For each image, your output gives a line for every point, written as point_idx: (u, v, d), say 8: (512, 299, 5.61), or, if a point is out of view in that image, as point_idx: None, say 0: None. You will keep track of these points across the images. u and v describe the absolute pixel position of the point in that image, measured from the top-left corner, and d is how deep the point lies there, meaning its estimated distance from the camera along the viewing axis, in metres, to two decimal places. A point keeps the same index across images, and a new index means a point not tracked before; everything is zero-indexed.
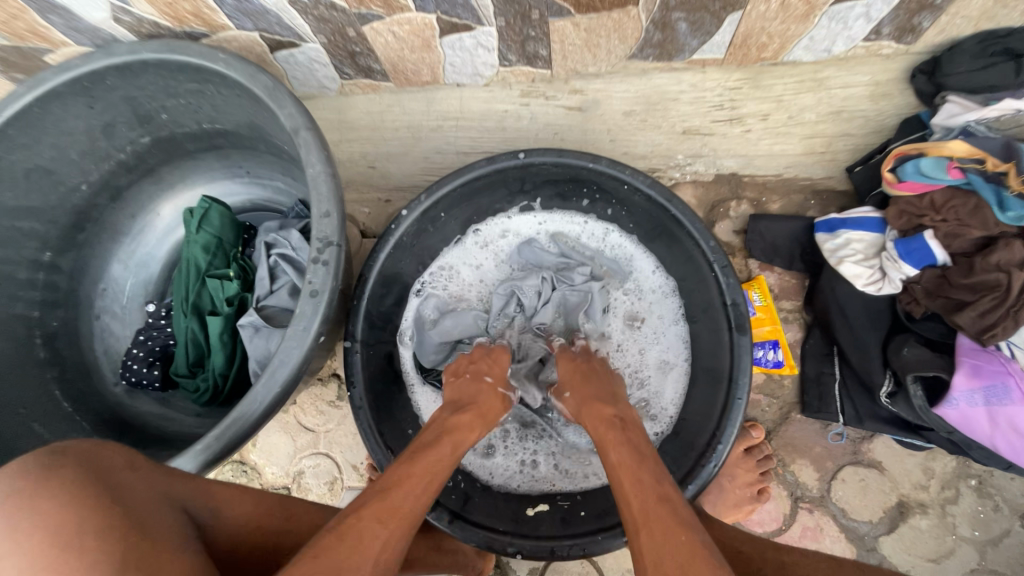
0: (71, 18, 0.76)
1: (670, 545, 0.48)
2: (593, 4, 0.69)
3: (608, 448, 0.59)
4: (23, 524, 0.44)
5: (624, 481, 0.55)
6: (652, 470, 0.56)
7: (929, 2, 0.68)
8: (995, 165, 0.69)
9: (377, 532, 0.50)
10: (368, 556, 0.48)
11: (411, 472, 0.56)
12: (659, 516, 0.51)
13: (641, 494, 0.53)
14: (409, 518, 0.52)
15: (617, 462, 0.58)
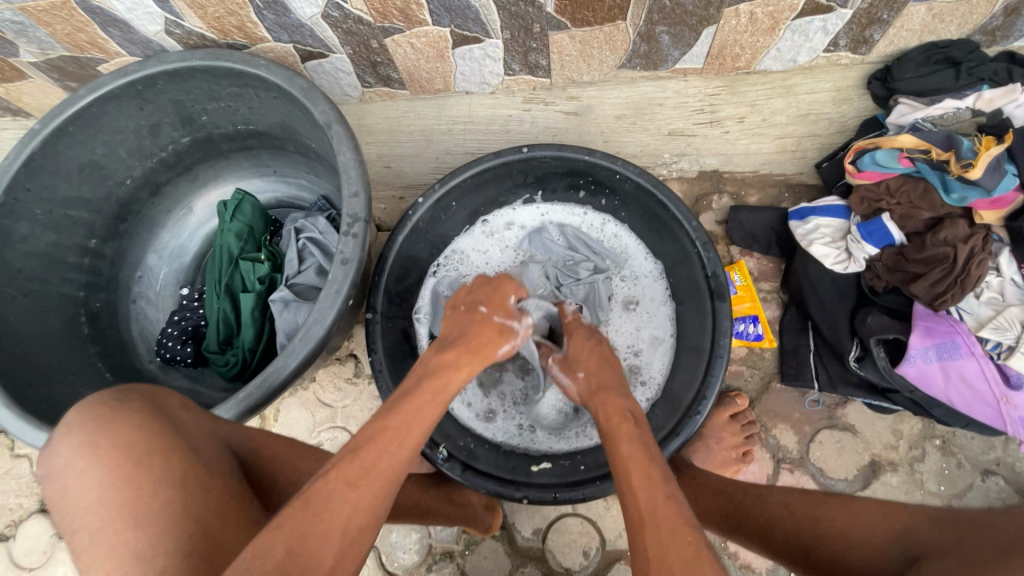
0: (128, 31, 0.85)
1: (676, 544, 0.48)
2: (587, 20, 0.80)
3: (618, 441, 0.59)
4: (102, 441, 0.48)
5: (631, 474, 0.55)
6: (660, 468, 0.55)
7: (876, 17, 0.79)
8: (939, 154, 0.78)
9: (344, 498, 0.49)
10: (337, 524, 0.48)
11: (381, 437, 0.54)
12: (666, 512, 0.50)
13: (649, 489, 0.53)
14: (379, 479, 0.51)
15: (628, 456, 0.56)
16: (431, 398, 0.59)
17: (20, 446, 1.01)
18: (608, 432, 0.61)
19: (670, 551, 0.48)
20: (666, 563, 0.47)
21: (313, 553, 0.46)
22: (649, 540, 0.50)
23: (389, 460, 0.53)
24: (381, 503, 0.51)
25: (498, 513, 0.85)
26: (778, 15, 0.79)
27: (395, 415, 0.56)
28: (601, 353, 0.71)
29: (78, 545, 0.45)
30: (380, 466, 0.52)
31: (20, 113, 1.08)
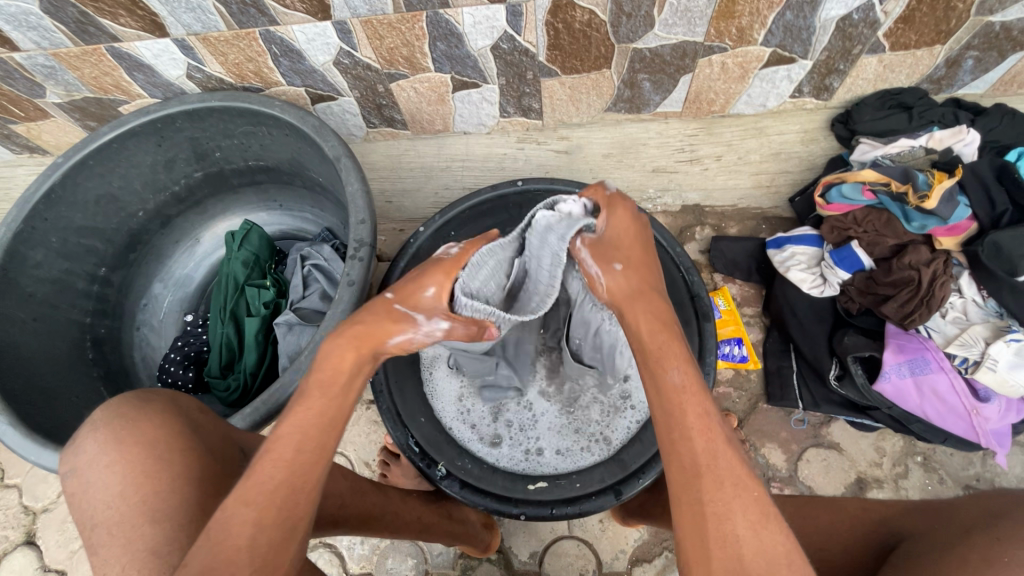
0: (152, 74, 0.90)
1: (740, 501, 0.46)
2: (576, 67, 0.88)
3: (668, 368, 0.52)
4: (126, 440, 0.55)
5: (687, 416, 0.50)
6: (714, 407, 0.51)
7: (834, 68, 0.89)
8: (898, 187, 0.86)
9: (246, 517, 0.48)
10: (241, 548, 0.47)
11: (274, 450, 0.51)
12: (728, 464, 0.47)
13: (707, 434, 0.49)
14: (277, 494, 0.49)
15: (680, 387, 0.51)
16: (342, 391, 0.55)
17: (11, 476, 1.00)
18: (655, 357, 0.53)
19: (733, 506, 0.46)
20: (729, 522, 0.45)
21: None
22: (705, 496, 0.47)
23: (287, 471, 0.50)
24: (289, 515, 0.49)
25: (497, 532, 0.89)
26: (747, 65, 0.88)
27: (296, 424, 0.52)
28: (645, 238, 0.61)
29: (98, 538, 0.52)
30: (276, 480, 0.49)
31: (38, 150, 1.13)
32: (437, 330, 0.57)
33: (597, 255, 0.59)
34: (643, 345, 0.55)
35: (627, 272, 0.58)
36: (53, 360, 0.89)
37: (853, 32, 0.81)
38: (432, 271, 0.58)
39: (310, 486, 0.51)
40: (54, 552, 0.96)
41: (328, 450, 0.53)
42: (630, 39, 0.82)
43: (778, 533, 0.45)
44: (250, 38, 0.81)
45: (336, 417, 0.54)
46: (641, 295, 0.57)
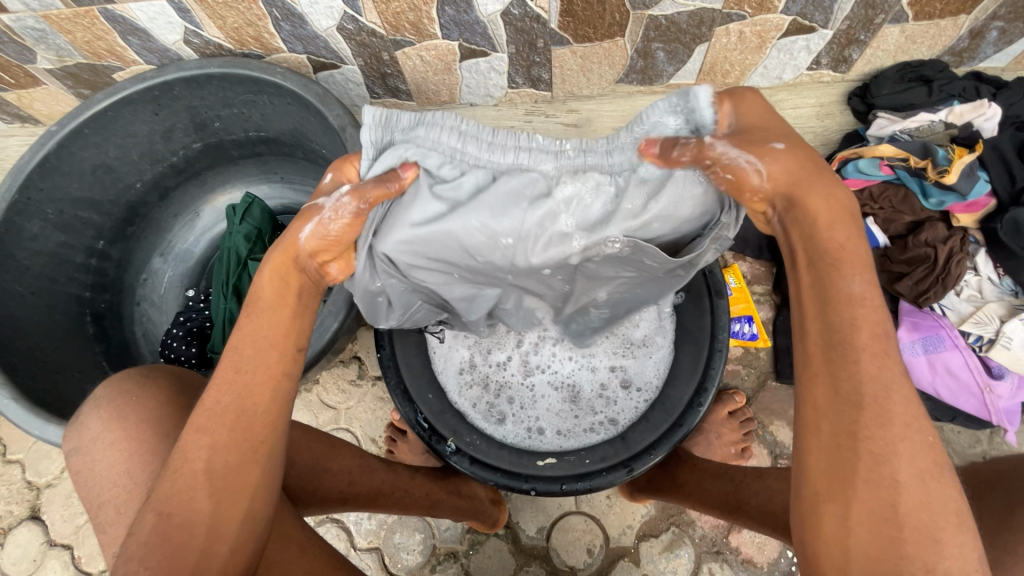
0: (147, 39, 0.86)
1: (908, 443, 0.40)
2: (589, 35, 0.85)
3: (845, 273, 0.43)
4: (130, 417, 0.53)
5: (859, 334, 0.41)
6: (891, 324, 0.42)
7: (854, 38, 0.86)
8: (917, 162, 0.83)
9: (199, 444, 0.47)
10: (196, 473, 0.46)
11: (220, 375, 0.49)
12: (901, 403, 0.41)
13: (879, 360, 0.41)
14: (231, 417, 0.47)
15: (859, 295, 0.42)
16: (273, 308, 0.51)
17: (13, 452, 0.99)
18: (834, 258, 0.43)
19: (900, 447, 0.40)
20: (889, 466, 0.40)
21: (182, 510, 0.46)
22: (867, 432, 0.40)
23: (239, 394, 0.48)
24: (245, 438, 0.47)
25: (504, 508, 0.89)
26: (765, 34, 0.85)
27: (242, 348, 0.50)
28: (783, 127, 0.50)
29: (106, 516, 0.51)
30: (225, 404, 0.48)
31: (30, 119, 1.09)
32: (342, 194, 0.52)
33: (744, 143, 0.48)
34: (807, 250, 0.45)
35: (795, 161, 0.46)
36: (52, 335, 0.87)
37: (877, 0, 0.78)
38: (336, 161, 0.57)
39: (262, 409, 0.48)
40: (59, 527, 0.96)
41: (275, 372, 0.50)
42: (646, 6, 0.79)
43: (943, 488, 0.40)
44: (249, 1, 0.78)
45: (285, 338, 0.51)
46: (827, 189, 0.45)
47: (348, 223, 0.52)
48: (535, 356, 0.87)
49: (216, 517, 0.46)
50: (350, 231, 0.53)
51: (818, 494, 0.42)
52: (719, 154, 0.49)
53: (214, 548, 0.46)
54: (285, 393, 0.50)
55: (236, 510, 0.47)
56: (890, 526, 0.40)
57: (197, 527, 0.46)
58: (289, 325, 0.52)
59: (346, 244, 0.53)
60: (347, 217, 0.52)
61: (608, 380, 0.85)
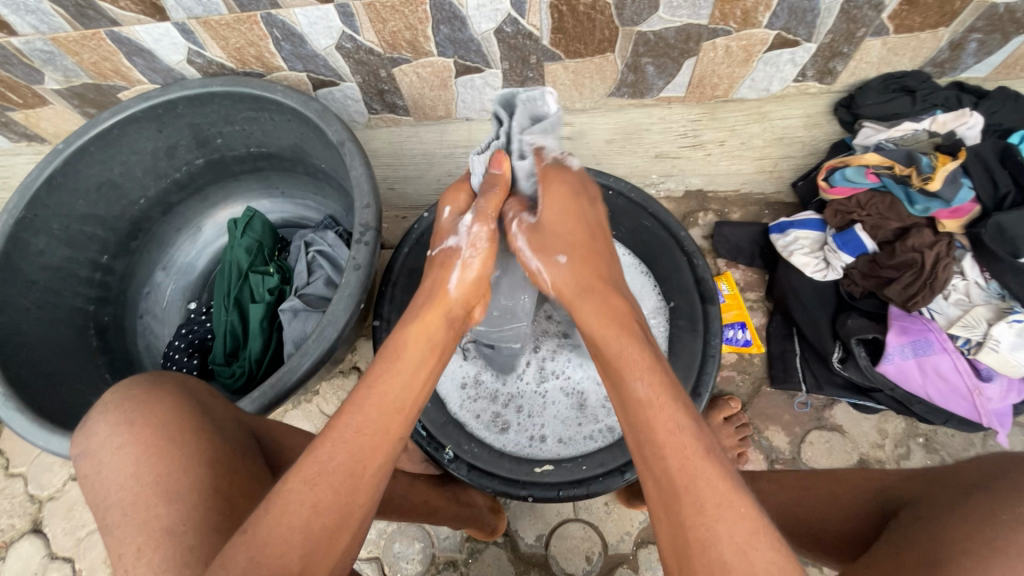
0: (152, 59, 0.89)
1: (727, 522, 0.42)
2: (580, 51, 0.88)
3: (631, 376, 0.50)
4: (138, 421, 0.55)
5: (656, 431, 0.47)
6: (686, 419, 0.47)
7: (838, 51, 0.88)
8: (902, 169, 0.87)
9: (304, 495, 0.44)
10: (297, 525, 0.43)
11: (337, 428, 0.47)
12: (716, 483, 0.44)
13: (681, 452, 0.45)
14: (356, 478, 0.46)
15: (644, 398, 0.49)
16: (413, 369, 0.53)
17: (16, 466, 1.00)
18: (618, 367, 0.52)
19: (720, 528, 0.42)
20: (716, 548, 0.41)
21: (271, 562, 0.42)
22: (688, 519, 0.43)
23: (352, 452, 0.46)
24: (348, 500, 0.45)
25: (503, 516, 0.90)
26: (750, 48, 0.88)
27: (367, 405, 0.49)
28: (581, 222, 0.63)
29: (112, 519, 0.52)
30: (338, 462, 0.46)
31: (37, 138, 1.12)
32: (472, 228, 0.62)
33: (536, 245, 0.62)
34: (603, 351, 0.54)
35: (581, 267, 0.60)
36: (56, 347, 0.89)
37: (858, 14, 0.81)
38: (448, 196, 0.66)
39: (372, 474, 0.47)
40: (60, 539, 0.96)
41: (392, 435, 0.49)
42: (634, 22, 0.81)
43: (773, 555, 0.41)
44: (251, 22, 0.80)
45: (407, 407, 0.51)
46: (602, 296, 0.58)
47: (484, 252, 0.62)
48: (550, 363, 0.90)
49: None
50: (485, 263, 0.62)
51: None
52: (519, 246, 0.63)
53: None
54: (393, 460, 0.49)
55: (323, 571, 0.44)
56: None
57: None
58: (416, 392, 0.53)
59: (483, 280, 0.63)
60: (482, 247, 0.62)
61: None
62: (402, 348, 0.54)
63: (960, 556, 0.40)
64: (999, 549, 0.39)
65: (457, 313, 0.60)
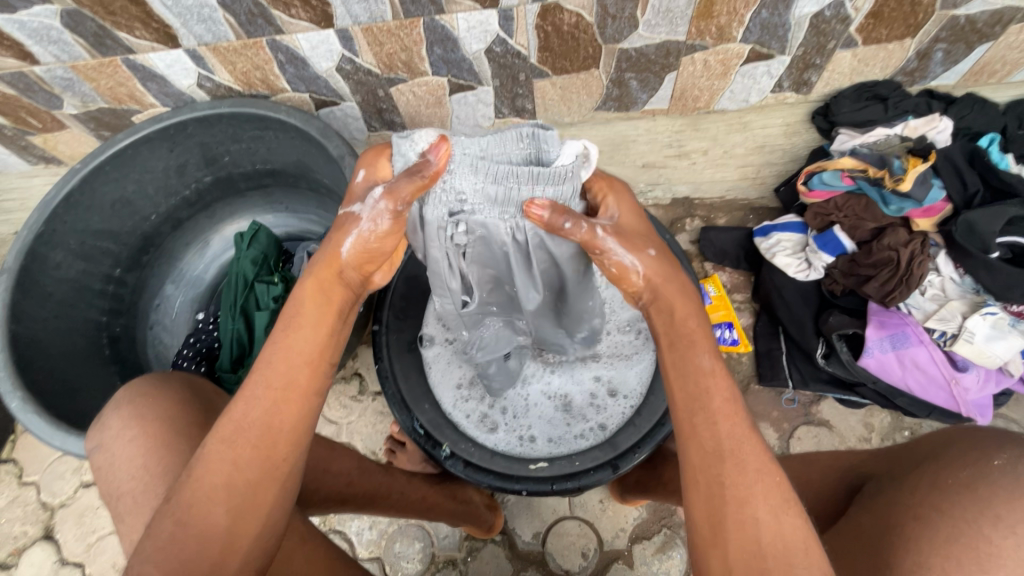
0: (164, 84, 0.95)
1: (764, 485, 0.46)
2: (566, 68, 0.93)
3: (698, 351, 0.52)
4: (148, 415, 0.58)
5: (712, 399, 0.50)
6: (737, 391, 0.51)
7: (811, 62, 0.92)
8: (875, 172, 0.89)
9: (223, 456, 0.49)
10: (215, 483, 0.49)
11: (247, 391, 0.52)
12: (751, 451, 0.48)
13: (729, 416, 0.49)
14: (263, 437, 0.50)
15: (709, 370, 0.51)
16: (313, 326, 0.54)
17: (29, 474, 1.03)
18: (683, 343, 0.53)
19: (756, 490, 0.46)
20: (749, 506, 0.46)
21: (199, 519, 0.48)
22: (728, 479, 0.47)
23: (262, 411, 0.51)
24: (267, 456, 0.50)
25: (500, 514, 0.92)
26: (728, 62, 0.92)
27: (273, 363, 0.52)
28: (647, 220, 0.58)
29: (125, 506, 0.55)
30: (250, 420, 0.50)
31: (53, 160, 1.18)
32: (378, 201, 0.51)
33: (626, 241, 0.54)
34: (669, 330, 0.54)
35: (665, 261, 0.56)
36: (71, 356, 0.93)
37: (827, 28, 0.85)
38: (367, 157, 0.57)
39: (288, 427, 0.51)
40: (71, 545, 0.99)
41: (304, 390, 0.53)
42: (616, 40, 0.86)
43: (796, 520, 0.45)
44: (257, 48, 0.86)
45: (316, 358, 0.54)
46: (680, 290, 0.55)
47: (387, 228, 0.52)
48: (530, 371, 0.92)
49: (232, 529, 0.49)
50: (388, 238, 0.54)
51: (707, 549, 0.47)
52: (607, 248, 0.53)
53: (227, 558, 0.49)
54: (311, 412, 0.53)
55: (254, 523, 0.50)
56: (758, 561, 0.44)
57: (212, 533, 0.48)
58: (323, 344, 0.55)
59: (383, 251, 0.55)
60: (386, 221, 0.52)
61: (596, 390, 0.89)
62: (302, 304, 0.55)
63: (917, 522, 0.46)
64: (948, 513, 0.45)
65: (354, 278, 0.55)
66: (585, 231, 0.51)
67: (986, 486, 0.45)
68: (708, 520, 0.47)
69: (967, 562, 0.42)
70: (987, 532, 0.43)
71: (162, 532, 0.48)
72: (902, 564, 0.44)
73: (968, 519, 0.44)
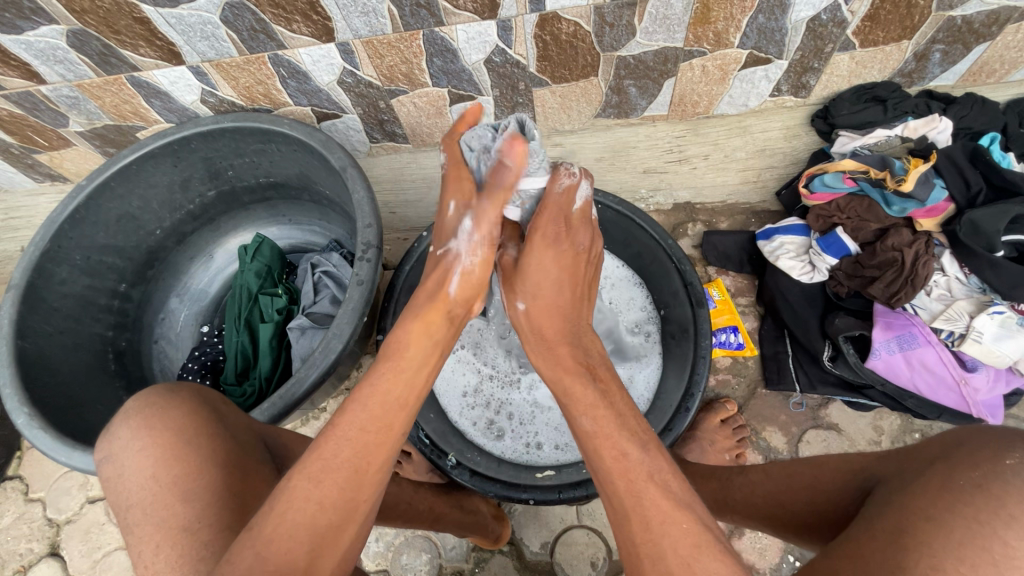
0: (169, 100, 0.96)
1: (672, 537, 0.47)
2: (565, 76, 0.93)
3: (578, 413, 0.58)
4: (157, 425, 0.58)
5: (603, 459, 0.53)
6: (636, 446, 0.53)
7: (808, 66, 0.92)
8: (876, 173, 0.90)
9: (311, 493, 0.48)
10: (300, 521, 0.47)
11: (339, 428, 0.51)
12: (654, 506, 0.49)
13: (626, 475, 0.51)
14: (358, 474, 0.50)
15: (591, 430, 0.56)
16: (414, 368, 0.58)
17: (35, 491, 1.03)
18: (568, 404, 0.60)
19: (664, 543, 0.47)
20: (664, 561, 0.46)
21: (279, 555, 0.45)
22: (638, 536, 0.48)
23: (353, 448, 0.50)
24: (352, 497, 0.49)
25: (507, 524, 0.91)
26: (726, 67, 0.92)
27: (370, 402, 0.53)
28: (553, 280, 0.70)
29: (132, 518, 0.55)
30: (342, 458, 0.50)
31: (60, 178, 1.19)
32: (470, 236, 0.68)
33: (510, 285, 0.72)
34: (556, 390, 0.62)
35: (535, 314, 0.69)
36: (77, 370, 0.93)
37: (824, 32, 0.85)
38: (450, 187, 0.70)
39: (374, 468, 0.51)
40: (77, 562, 0.99)
41: (393, 431, 0.53)
42: (614, 48, 0.87)
43: (722, 565, 0.45)
44: (260, 62, 0.87)
45: (407, 403, 0.55)
46: (549, 342, 0.67)
47: (481, 256, 0.69)
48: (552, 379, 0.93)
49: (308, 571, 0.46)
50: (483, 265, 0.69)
51: None
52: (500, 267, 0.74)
53: None
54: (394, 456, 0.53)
55: (328, 566, 0.48)
56: None
57: (292, 572, 0.45)
58: (413, 390, 0.56)
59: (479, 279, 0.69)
60: (479, 250, 0.69)
61: None
62: (406, 346, 0.59)
63: (928, 524, 0.45)
64: (958, 513, 0.44)
65: (458, 312, 0.66)
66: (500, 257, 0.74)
67: (997, 484, 0.44)
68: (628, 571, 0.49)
69: (981, 563, 0.42)
70: (1000, 533, 0.43)
71: (242, 565, 0.44)
72: (917, 567, 0.43)
73: (980, 520, 0.44)
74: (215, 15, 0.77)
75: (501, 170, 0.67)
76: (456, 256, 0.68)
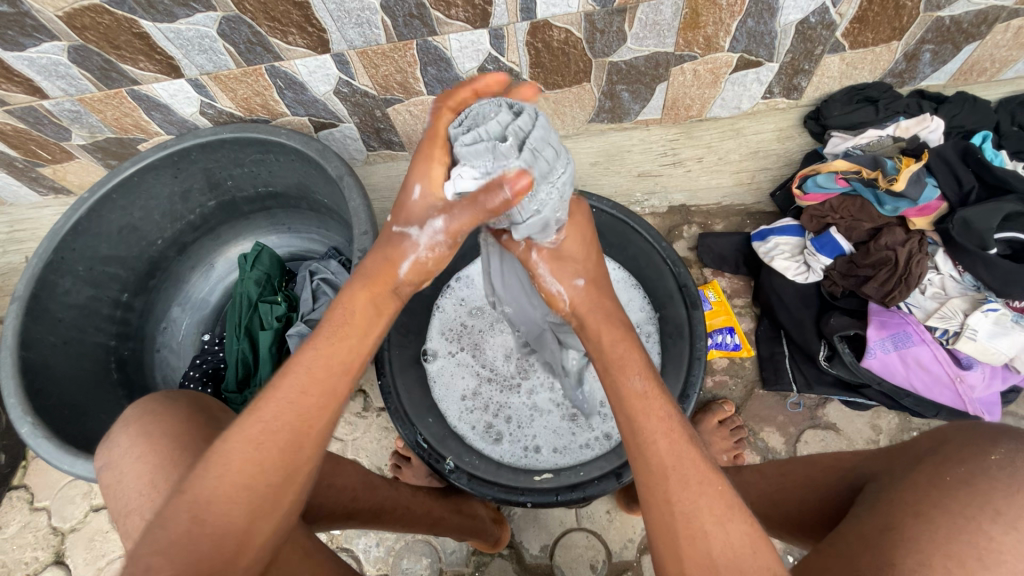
0: (169, 113, 0.98)
1: (706, 498, 0.48)
2: (557, 82, 0.94)
3: (629, 374, 0.56)
4: (155, 431, 0.59)
5: (649, 421, 0.53)
6: (672, 408, 0.54)
7: (799, 68, 0.93)
8: (869, 173, 0.91)
9: (248, 454, 0.49)
10: (237, 481, 0.48)
11: (280, 389, 0.51)
12: (691, 466, 0.50)
13: (669, 435, 0.52)
14: (294, 437, 0.50)
15: (640, 390, 0.55)
16: (359, 329, 0.54)
17: (40, 500, 1.04)
18: (617, 364, 0.57)
19: (700, 502, 0.48)
20: (697, 521, 0.47)
21: (218, 518, 0.48)
22: (673, 494, 0.49)
23: (295, 412, 0.50)
24: (291, 460, 0.50)
25: (507, 528, 0.92)
26: (717, 71, 0.93)
27: (309, 363, 0.52)
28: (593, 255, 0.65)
29: (131, 525, 0.56)
30: (282, 422, 0.50)
31: (64, 190, 1.21)
32: (436, 232, 0.54)
33: (558, 270, 0.64)
34: (605, 353, 0.59)
35: (594, 282, 0.64)
36: (80, 379, 0.95)
37: (813, 34, 0.86)
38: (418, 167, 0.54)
39: (315, 431, 0.51)
40: (81, 570, 1.00)
41: (335, 394, 0.52)
42: (605, 54, 0.88)
43: (745, 521, 0.47)
44: (257, 74, 0.89)
45: (352, 365, 0.54)
46: (606, 308, 0.62)
47: (441, 255, 0.56)
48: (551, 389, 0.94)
49: (247, 531, 0.49)
50: (441, 258, 0.57)
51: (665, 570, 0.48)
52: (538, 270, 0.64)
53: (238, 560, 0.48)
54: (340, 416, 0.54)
55: (267, 527, 0.50)
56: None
57: (230, 534, 0.48)
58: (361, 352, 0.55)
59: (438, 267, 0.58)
60: (441, 250, 0.56)
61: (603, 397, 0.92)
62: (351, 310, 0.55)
63: (916, 520, 0.46)
64: (945, 511, 0.45)
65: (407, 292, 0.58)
66: (525, 250, 0.64)
67: (982, 480, 0.45)
68: (661, 531, 0.49)
69: (968, 559, 0.42)
70: (988, 529, 0.43)
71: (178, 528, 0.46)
72: (905, 565, 0.44)
73: (967, 516, 0.44)
74: (212, 29, 0.79)
75: (493, 194, 0.50)
76: (411, 244, 0.56)
